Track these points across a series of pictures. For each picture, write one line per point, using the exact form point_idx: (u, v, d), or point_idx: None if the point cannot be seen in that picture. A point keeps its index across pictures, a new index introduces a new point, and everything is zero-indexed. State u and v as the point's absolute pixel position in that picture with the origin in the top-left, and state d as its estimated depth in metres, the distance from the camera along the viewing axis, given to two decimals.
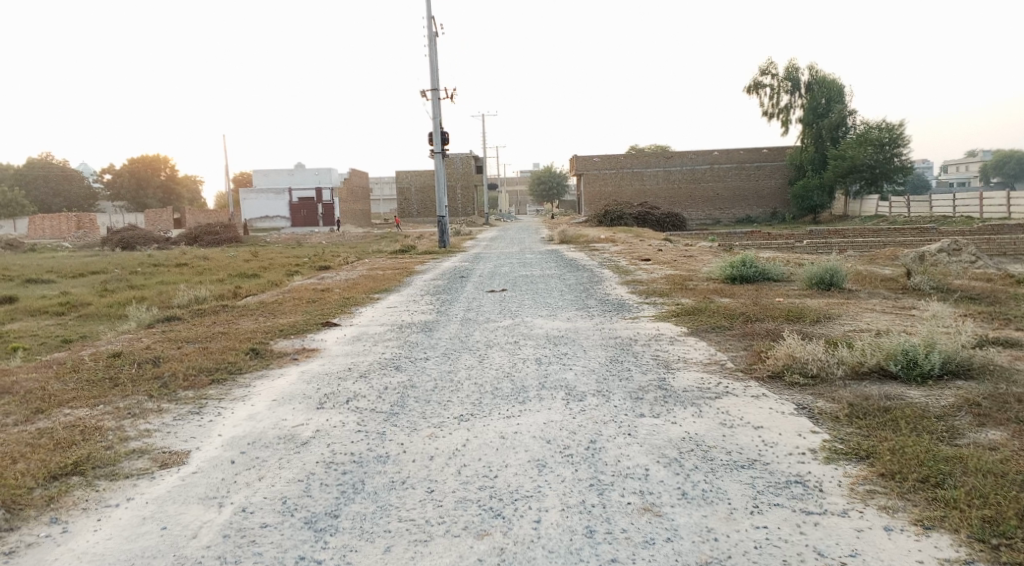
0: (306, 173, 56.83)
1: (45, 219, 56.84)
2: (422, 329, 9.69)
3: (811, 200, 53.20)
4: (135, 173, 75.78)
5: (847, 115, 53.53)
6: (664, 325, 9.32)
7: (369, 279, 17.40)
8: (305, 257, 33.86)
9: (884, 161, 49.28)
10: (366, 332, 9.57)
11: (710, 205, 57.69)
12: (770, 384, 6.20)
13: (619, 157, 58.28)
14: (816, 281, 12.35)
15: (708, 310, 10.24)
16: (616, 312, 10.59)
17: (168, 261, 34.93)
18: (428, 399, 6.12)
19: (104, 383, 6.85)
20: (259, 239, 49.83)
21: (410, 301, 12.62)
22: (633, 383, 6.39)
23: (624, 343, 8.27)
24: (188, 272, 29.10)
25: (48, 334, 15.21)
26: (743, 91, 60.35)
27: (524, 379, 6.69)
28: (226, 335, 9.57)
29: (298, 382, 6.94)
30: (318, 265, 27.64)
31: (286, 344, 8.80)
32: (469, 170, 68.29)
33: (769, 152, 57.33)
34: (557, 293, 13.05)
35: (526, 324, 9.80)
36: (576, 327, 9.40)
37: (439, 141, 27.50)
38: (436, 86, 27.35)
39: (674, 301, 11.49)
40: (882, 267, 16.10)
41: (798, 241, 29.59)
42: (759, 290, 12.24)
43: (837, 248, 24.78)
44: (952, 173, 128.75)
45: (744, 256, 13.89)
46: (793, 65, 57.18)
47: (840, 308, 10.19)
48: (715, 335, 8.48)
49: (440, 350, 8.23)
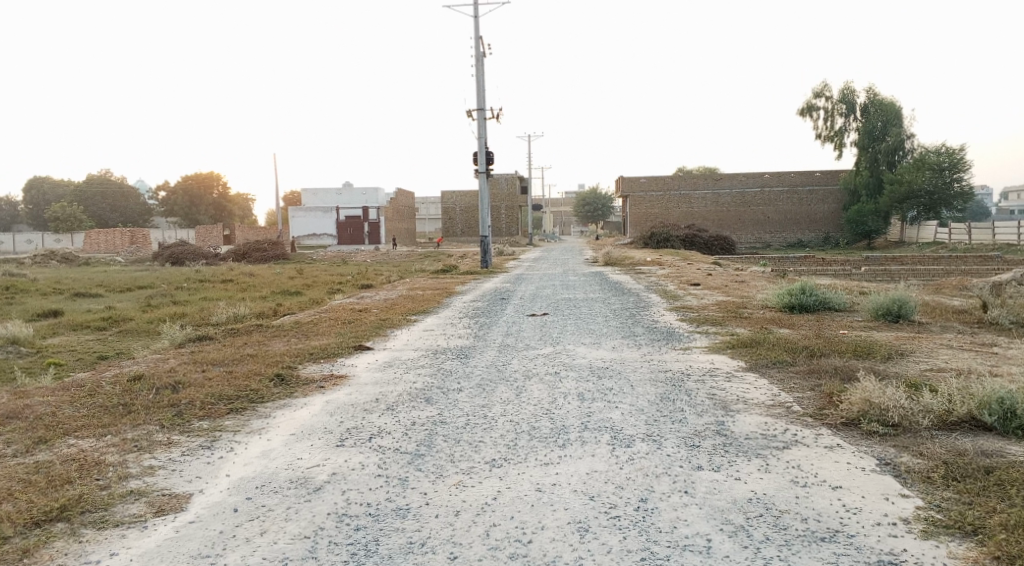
0: (353, 192, 57.23)
1: (100, 233, 58.15)
2: (458, 356, 9.13)
3: (866, 225, 51.54)
4: (187, 190, 77.37)
5: (905, 138, 51.84)
6: (718, 358, 8.61)
7: (409, 300, 16.96)
8: (348, 275, 33.72)
9: (943, 186, 47.51)
10: (399, 358, 9.05)
11: (760, 229, 56.36)
12: (844, 433, 5.48)
13: (666, 179, 57.39)
14: (882, 312, 11.50)
15: (766, 342, 9.49)
16: (665, 342, 9.92)
17: (214, 277, 35.15)
18: (458, 438, 5.53)
19: (117, 410, 6.41)
20: (305, 257, 50.15)
21: (448, 324, 12.10)
22: (687, 427, 5.71)
23: (676, 378, 7.59)
24: (232, 288, 29.13)
25: (87, 349, 15.09)
26: (796, 113, 59.06)
27: (565, 418, 6.06)
28: (254, 358, 9.14)
29: (320, 414, 6.42)
30: (360, 284, 27.43)
31: (314, 370, 8.32)
32: (514, 190, 68.04)
33: (822, 176, 55.87)
34: (602, 319, 12.39)
35: (568, 354, 9.17)
36: (622, 358, 8.74)
37: (483, 161, 27.14)
38: (482, 106, 27.07)
39: (728, 332, 10.75)
40: (951, 298, 15.08)
41: (854, 269, 28.38)
42: (819, 321, 11.43)
43: (896, 276, 23.65)
44: (1013, 198, 124.46)
45: (804, 284, 13.07)
46: (847, 87, 55.74)
47: (912, 343, 9.35)
48: (777, 372, 7.75)
49: (475, 381, 7.64)
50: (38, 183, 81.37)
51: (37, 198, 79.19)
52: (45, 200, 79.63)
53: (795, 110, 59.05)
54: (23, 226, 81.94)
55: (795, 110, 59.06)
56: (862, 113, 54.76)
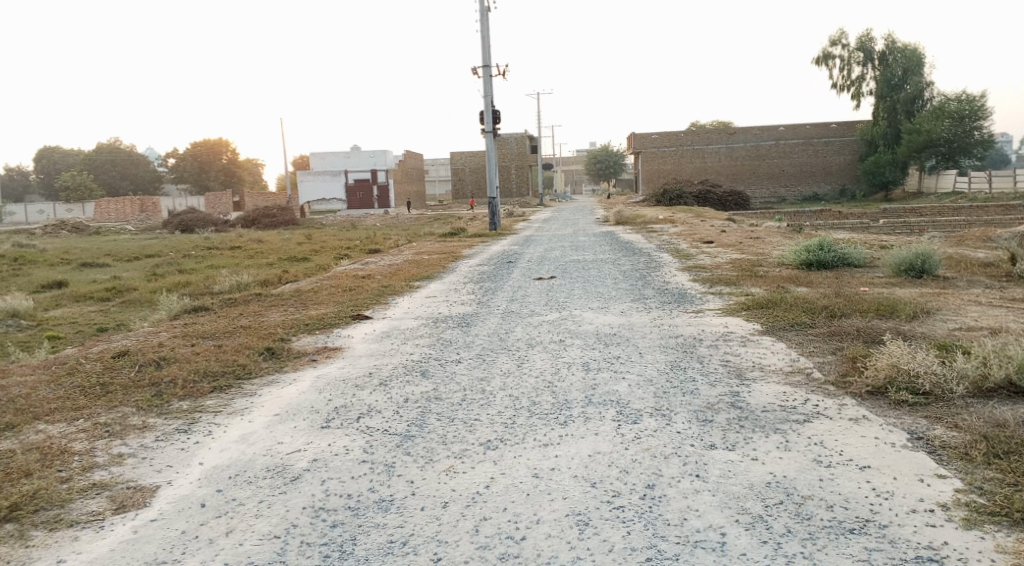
0: (361, 155, 56.60)
1: (110, 202, 57.98)
2: (459, 324, 8.72)
3: (883, 176, 50.45)
4: (196, 156, 76.95)
5: (924, 86, 50.34)
6: (733, 322, 8.13)
7: (414, 264, 16.55)
8: (357, 240, 33.34)
9: (963, 135, 46.19)
10: (398, 327, 8.65)
11: (774, 182, 55.37)
12: (871, 403, 5.03)
13: (678, 134, 56.33)
14: (904, 267, 10.96)
15: (783, 302, 8.99)
16: (677, 305, 9.45)
17: (222, 244, 34.87)
18: (453, 417, 5.13)
19: (93, 391, 6.06)
20: (314, 221, 49.80)
21: (452, 290, 11.68)
22: (699, 400, 5.29)
23: (688, 344, 7.15)
24: (240, 255, 28.81)
25: (88, 320, 14.81)
26: (811, 63, 57.57)
27: (568, 392, 5.64)
28: (247, 330, 8.79)
29: (308, 392, 6.04)
30: (368, 248, 27.04)
31: (308, 342, 7.94)
32: (524, 150, 67.12)
33: (838, 127, 54.60)
34: (612, 282, 11.91)
35: (575, 319, 8.72)
36: (631, 323, 8.30)
37: (490, 120, 26.47)
38: (487, 63, 26.33)
39: (744, 292, 10.27)
40: (976, 251, 14.46)
41: (874, 222, 27.60)
42: (839, 279, 10.91)
43: (916, 228, 22.93)
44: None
45: (822, 240, 12.52)
46: (865, 35, 54.14)
47: (938, 301, 8.83)
48: (795, 335, 7.28)
49: (475, 351, 7.23)
50: (48, 152, 81.14)
51: (47, 168, 79.09)
52: (55, 170, 79.54)
53: (811, 60, 57.55)
54: (35, 196, 81.96)
55: (811, 59, 57.55)
56: (879, 61, 53.21)
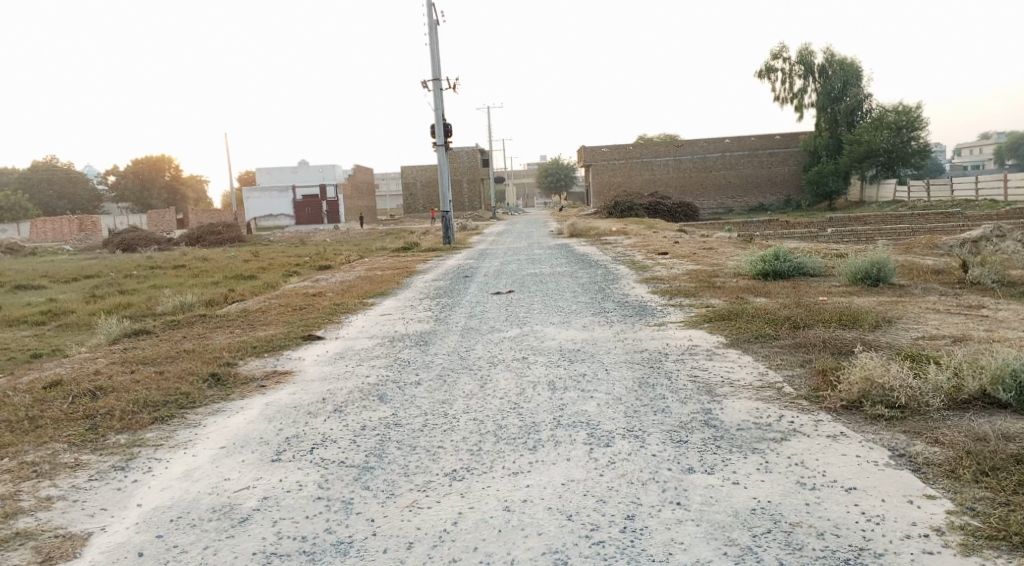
0: (310, 170, 55.72)
1: (46, 221, 55.91)
2: (417, 343, 8.40)
3: (827, 186, 51.62)
4: (138, 173, 74.89)
5: (863, 98, 51.78)
6: (697, 334, 7.99)
7: (367, 281, 16.14)
8: (307, 256, 32.66)
9: (901, 145, 47.60)
10: (352, 348, 8.29)
11: (723, 193, 56.21)
12: (847, 419, 4.89)
13: (628, 147, 56.85)
14: (861, 276, 10.99)
15: (745, 313, 8.89)
16: (638, 318, 9.28)
17: (166, 262, 33.80)
18: (415, 445, 4.83)
19: (19, 427, 5.57)
20: (262, 238, 48.72)
21: (407, 307, 11.34)
22: (671, 419, 5.08)
23: (654, 359, 6.95)
24: (185, 274, 27.90)
25: (21, 346, 14.03)
26: (755, 76, 58.78)
27: (534, 413, 5.38)
28: (192, 354, 8.32)
29: (258, 420, 5.66)
30: (318, 265, 26.43)
31: (257, 366, 7.53)
32: (475, 163, 66.97)
33: (782, 138, 55.75)
34: (570, 295, 11.71)
35: (536, 336, 8.48)
36: (594, 338, 8.09)
37: (441, 133, 26.20)
38: (437, 75, 26.09)
39: (704, 304, 10.17)
40: (925, 258, 14.68)
41: (823, 231, 28.07)
42: (797, 288, 10.91)
43: (864, 236, 23.33)
44: (966, 155, 126.72)
45: (778, 250, 12.53)
46: (805, 48, 55.51)
47: (898, 309, 8.83)
48: (761, 348, 7.15)
49: (434, 372, 6.93)
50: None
51: None
52: None
53: (755, 73, 58.76)
54: None
55: (754, 73, 58.76)
56: (820, 74, 54.57)
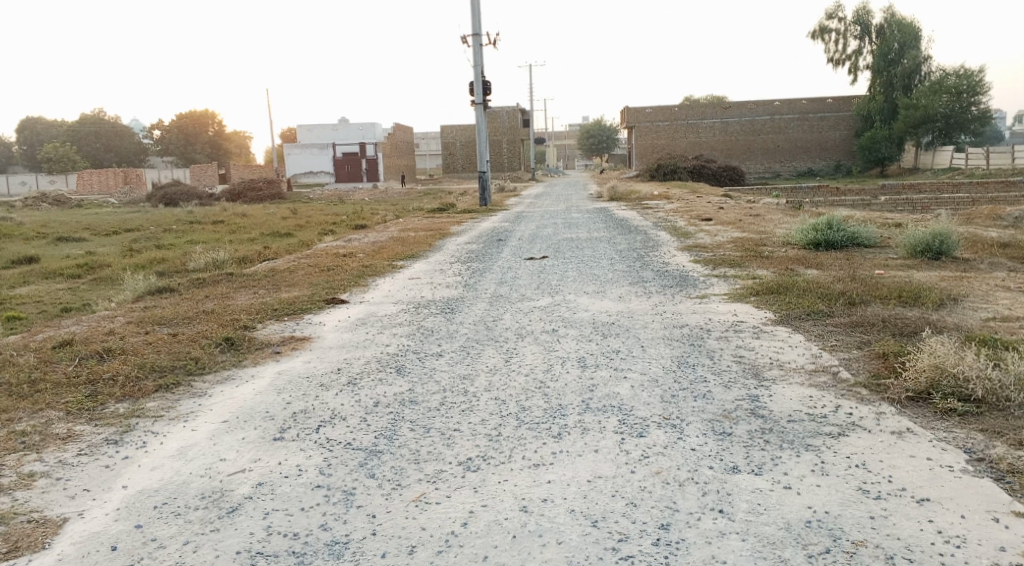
0: (350, 128, 55.39)
1: (93, 175, 56.62)
2: (442, 310, 7.96)
3: (878, 152, 49.71)
4: (182, 128, 75.43)
5: (921, 61, 49.49)
6: (742, 309, 7.43)
7: (399, 242, 15.73)
8: (344, 215, 32.43)
9: (960, 110, 45.51)
10: (375, 314, 7.89)
11: (769, 158, 54.57)
12: (913, 412, 4.35)
13: (672, 109, 55.36)
14: (920, 248, 10.25)
15: (795, 287, 8.27)
16: (679, 289, 8.72)
17: (206, 218, 33.87)
18: (428, 427, 4.40)
19: (17, 392, 5.28)
20: (301, 196, 48.71)
21: (437, 271, 10.90)
22: (713, 406, 4.58)
23: (695, 337, 6.43)
24: (222, 230, 27.85)
25: (54, 300, 13.96)
26: (807, 38, 56.54)
27: (561, 394, 4.92)
28: (211, 316, 8.01)
29: (266, 390, 5.28)
30: (354, 224, 26.17)
31: (274, 331, 7.17)
32: (516, 123, 65.99)
33: (834, 102, 53.76)
34: (607, 263, 11.14)
35: (569, 305, 7.99)
36: (630, 311, 7.58)
37: (480, 91, 25.51)
38: (477, 31, 25.34)
39: (750, 275, 9.55)
40: (987, 230, 13.77)
41: (875, 199, 26.94)
42: (850, 261, 10.23)
43: (919, 206, 22.23)
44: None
45: (831, 219, 11.81)
46: (861, 7, 53.08)
47: (963, 285, 8.14)
48: (814, 327, 6.57)
49: (458, 343, 6.49)
50: (32, 123, 79.32)
51: (30, 138, 77.33)
52: (38, 141, 77.80)
53: (807, 35, 56.52)
54: (18, 168, 80.21)
55: (807, 34, 56.53)
56: (877, 34, 52.25)
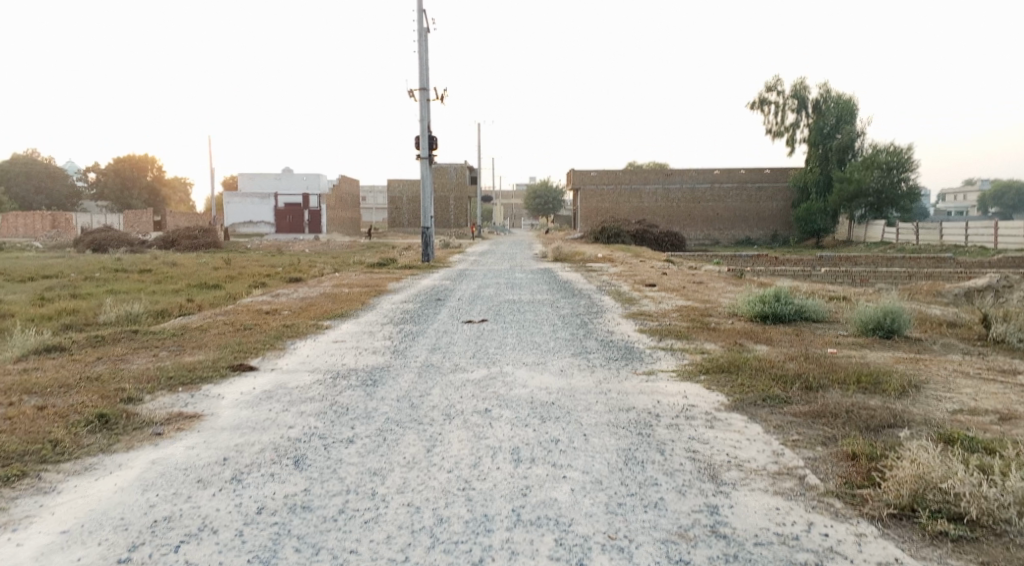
0: (293, 177, 54.38)
1: (18, 217, 54.08)
2: (362, 383, 7.08)
3: (814, 223, 50.94)
4: (120, 172, 73.14)
5: (855, 137, 51.31)
6: (694, 390, 6.77)
7: (330, 299, 14.83)
8: (279, 267, 31.25)
9: (891, 186, 47.09)
10: (285, 387, 6.98)
11: (710, 225, 55.34)
12: (897, 534, 3.71)
13: (617, 173, 55.98)
14: (871, 326, 9.87)
15: (747, 365, 7.69)
16: (625, 364, 8.02)
17: (132, 266, 32.27)
18: (319, 546, 3.57)
19: None
20: (239, 245, 47.23)
21: (364, 335, 10.01)
22: (666, 520, 3.86)
23: (643, 424, 5.71)
24: (147, 280, 26.39)
25: None
26: (748, 109, 58.31)
27: (489, 500, 4.14)
28: (93, 382, 6.99)
29: (128, 488, 4.35)
30: (289, 277, 25.09)
31: (160, 408, 6.20)
32: (464, 180, 65.85)
33: (772, 173, 55.21)
34: (548, 330, 10.45)
35: (505, 380, 7.20)
36: (573, 388, 6.82)
37: (426, 146, 25.04)
38: (425, 86, 25.02)
39: (699, 349, 8.97)
40: (932, 307, 13.57)
41: (814, 269, 27.16)
42: (800, 337, 9.79)
43: (858, 278, 22.38)
44: (950, 200, 128.08)
45: (778, 290, 11.44)
46: (799, 83, 55.09)
47: (920, 369, 7.71)
48: (771, 415, 5.93)
49: (374, 426, 5.64)
50: None
51: None
52: None
53: (747, 106, 58.31)
54: None
55: (747, 105, 58.31)
56: (814, 110, 54.20)
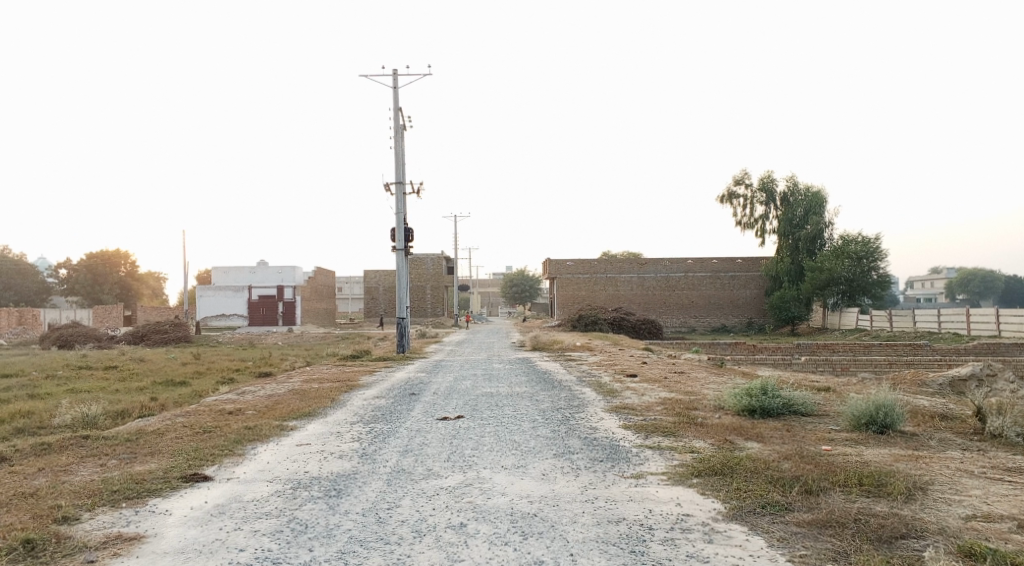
0: (268, 270, 53.95)
1: None
2: (324, 494, 6.50)
3: (788, 311, 51.18)
4: (91, 267, 72.21)
5: (823, 227, 52.37)
6: (687, 497, 6.27)
7: (299, 396, 14.17)
8: (250, 360, 30.44)
9: (862, 274, 47.74)
10: (239, 500, 6.38)
11: (685, 313, 55.42)
12: None
13: (592, 263, 56.29)
14: (864, 420, 9.48)
15: (740, 466, 7.22)
16: (613, 466, 7.50)
17: (98, 362, 31.32)
18: None
19: None
20: (211, 339, 46.30)
21: (332, 436, 9.40)
22: None
23: (635, 540, 5.22)
24: (112, 377, 25.44)
25: None
26: (718, 201, 59.54)
27: None
28: (27, 499, 6.33)
29: None
30: (259, 372, 24.32)
31: (97, 529, 5.59)
32: (440, 271, 65.78)
33: (744, 262, 55.88)
34: (529, 426, 9.90)
35: (482, 487, 6.64)
36: (556, 496, 6.29)
37: (401, 237, 24.88)
38: (401, 179, 25.10)
39: (687, 448, 8.48)
40: (920, 398, 13.23)
41: (794, 358, 26.99)
42: (791, 433, 9.37)
43: (838, 366, 22.18)
44: (918, 287, 130.57)
45: (765, 383, 11.08)
46: (767, 176, 56.55)
47: (922, 469, 7.30)
48: (774, 525, 5.45)
49: (336, 549, 5.12)
50: None
51: None
52: None
53: (717, 198, 59.56)
54: None
55: (717, 197, 59.56)
56: (782, 201, 55.46)
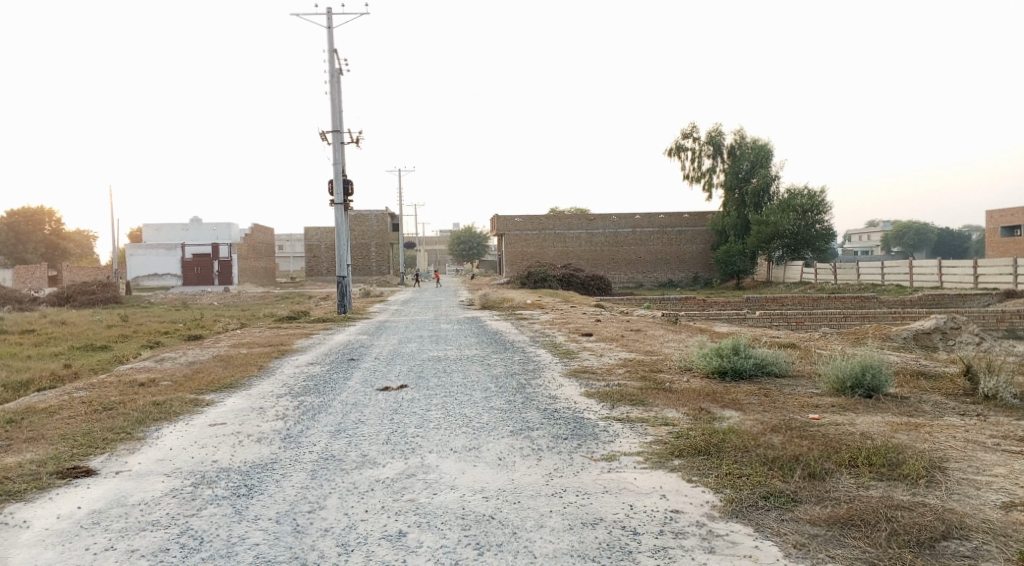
0: (202, 228, 51.40)
1: None
2: (231, 493, 5.28)
3: (734, 266, 50.88)
4: (13, 226, 67.89)
5: (770, 180, 52.13)
6: (673, 486, 5.22)
7: (223, 363, 12.79)
8: (182, 323, 28.60)
9: (807, 228, 47.93)
10: (123, 504, 5.10)
11: (633, 268, 54.93)
12: None
13: (541, 218, 54.99)
14: (849, 384, 8.61)
15: (727, 443, 6.22)
16: (582, 446, 6.41)
17: (14, 327, 29.05)
18: None
19: None
20: (142, 300, 43.88)
21: (252, 414, 8.07)
22: None
23: (618, 550, 4.19)
24: (25, 342, 23.41)
25: None
26: (665, 154, 58.78)
27: None
28: None
29: None
30: (189, 334, 22.67)
31: None
32: (385, 228, 63.78)
33: (691, 217, 55.55)
34: (479, 397, 8.78)
35: (428, 478, 5.50)
36: (517, 490, 5.19)
37: (340, 190, 23.27)
38: (338, 127, 23.38)
39: (661, 419, 7.46)
40: (891, 355, 12.50)
41: (748, 312, 26.47)
42: (771, 399, 8.46)
43: (794, 320, 21.63)
44: (855, 241, 133.51)
45: (736, 343, 10.17)
46: (715, 129, 55.92)
47: (932, 441, 6.42)
48: (784, 525, 4.45)
49: None
50: None
51: None
52: None
53: (665, 151, 58.79)
54: None
55: (665, 150, 58.79)
56: (729, 154, 55.03)
